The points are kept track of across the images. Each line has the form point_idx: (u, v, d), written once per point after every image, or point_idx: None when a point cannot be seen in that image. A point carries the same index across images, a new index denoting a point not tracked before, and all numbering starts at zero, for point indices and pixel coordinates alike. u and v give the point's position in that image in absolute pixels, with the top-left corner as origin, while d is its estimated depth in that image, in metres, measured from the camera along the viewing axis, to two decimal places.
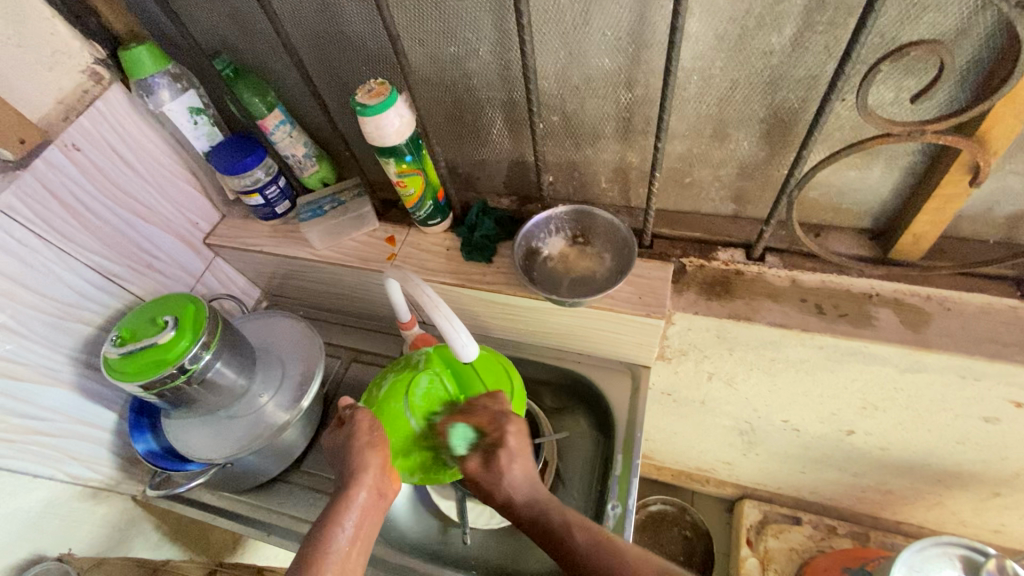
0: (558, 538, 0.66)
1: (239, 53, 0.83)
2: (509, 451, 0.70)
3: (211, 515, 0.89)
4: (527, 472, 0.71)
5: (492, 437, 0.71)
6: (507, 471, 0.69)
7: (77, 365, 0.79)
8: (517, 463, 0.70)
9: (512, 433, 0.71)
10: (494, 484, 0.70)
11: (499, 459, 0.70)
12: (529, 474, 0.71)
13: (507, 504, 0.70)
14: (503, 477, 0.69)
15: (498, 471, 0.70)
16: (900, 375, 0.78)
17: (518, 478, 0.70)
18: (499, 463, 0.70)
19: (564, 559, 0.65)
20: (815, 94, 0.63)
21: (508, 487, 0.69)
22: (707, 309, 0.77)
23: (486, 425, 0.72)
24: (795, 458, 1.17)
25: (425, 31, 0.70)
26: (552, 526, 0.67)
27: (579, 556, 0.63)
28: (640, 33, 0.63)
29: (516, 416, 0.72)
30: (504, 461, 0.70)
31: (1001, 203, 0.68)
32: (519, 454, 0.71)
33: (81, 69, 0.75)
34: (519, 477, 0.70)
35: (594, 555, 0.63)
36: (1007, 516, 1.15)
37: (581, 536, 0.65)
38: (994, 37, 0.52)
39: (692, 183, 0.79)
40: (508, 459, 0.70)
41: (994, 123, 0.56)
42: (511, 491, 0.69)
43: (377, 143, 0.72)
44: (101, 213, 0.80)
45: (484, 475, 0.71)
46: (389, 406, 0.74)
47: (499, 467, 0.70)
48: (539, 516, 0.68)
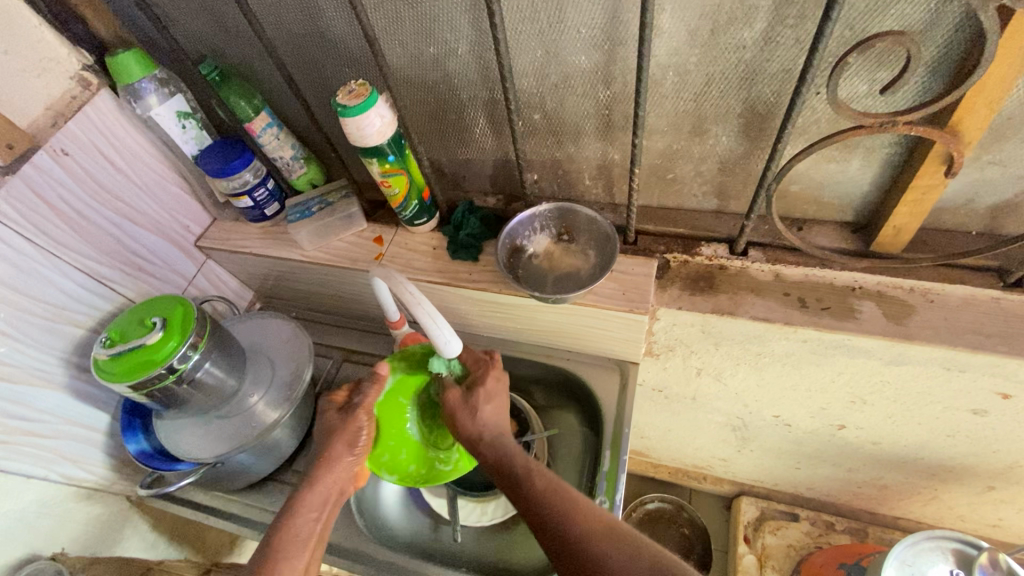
0: (515, 477, 0.65)
1: (224, 57, 0.84)
2: (488, 390, 0.72)
3: (204, 515, 0.90)
4: (498, 414, 0.71)
5: (475, 375, 0.73)
6: (481, 408, 0.70)
7: (69, 367, 0.80)
8: (490, 403, 0.71)
9: (493, 378, 0.73)
10: (465, 416, 0.71)
11: (477, 394, 0.71)
12: (501, 417, 0.71)
13: (471, 439, 0.69)
14: (473, 415, 0.70)
15: (472, 404, 0.71)
16: (885, 368, 0.77)
17: (489, 417, 0.70)
18: (475, 399, 0.71)
19: (518, 499, 0.63)
20: (789, 88, 0.63)
21: (477, 421, 0.70)
22: (691, 304, 0.77)
23: (473, 367, 0.74)
24: (789, 454, 1.17)
25: (405, 32, 0.71)
26: (511, 467, 0.66)
27: (532, 497, 0.62)
28: (614, 30, 0.63)
29: (499, 366, 0.74)
30: (480, 397, 0.71)
31: (981, 194, 0.68)
32: (494, 396, 0.72)
33: (69, 75, 0.77)
34: (491, 416, 0.71)
35: (544, 493, 0.62)
36: (1003, 509, 1.14)
37: (537, 481, 0.63)
38: (962, 27, 0.52)
39: (675, 179, 0.79)
40: (484, 397, 0.71)
41: (966, 113, 0.56)
42: (478, 427, 0.69)
43: (359, 143, 0.73)
44: (91, 217, 0.81)
45: (457, 406, 0.71)
46: (390, 401, 0.75)
47: (475, 399, 0.71)
48: (503, 452, 0.67)
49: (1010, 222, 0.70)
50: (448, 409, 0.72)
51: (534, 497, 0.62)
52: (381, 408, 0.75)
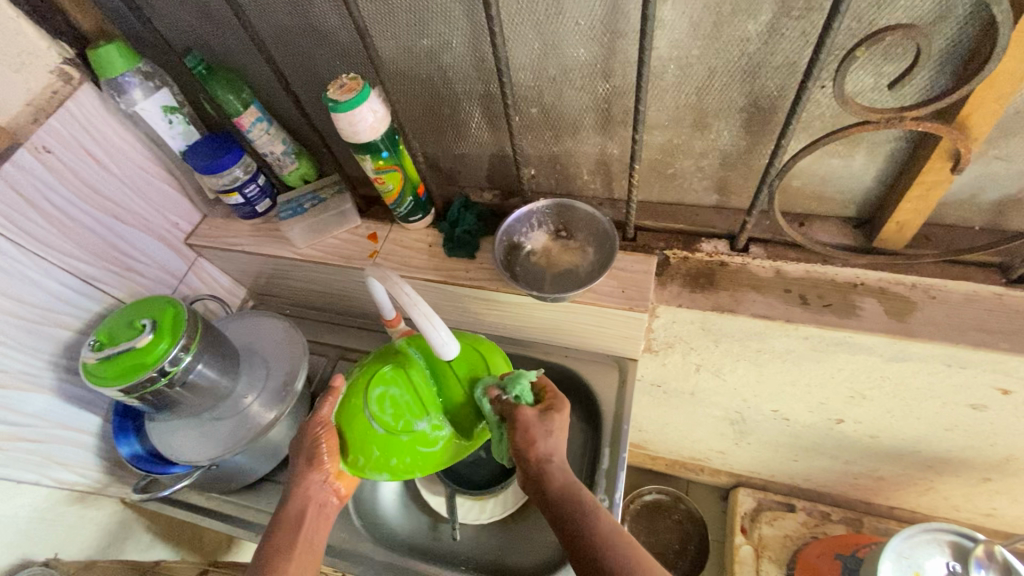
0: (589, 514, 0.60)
1: (210, 49, 0.82)
2: (565, 418, 0.67)
3: (200, 516, 0.89)
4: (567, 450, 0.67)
5: (553, 401, 0.68)
6: (558, 434, 0.66)
7: (58, 370, 0.78)
8: (565, 435, 0.67)
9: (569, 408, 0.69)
10: (541, 436, 0.65)
11: (554, 420, 0.66)
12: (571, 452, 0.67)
13: (544, 459, 0.64)
14: (548, 436, 0.65)
15: (552, 428, 0.65)
16: (886, 364, 0.77)
17: (564, 448, 0.66)
18: (554, 423, 0.66)
19: (586, 539, 0.59)
20: (794, 81, 0.61)
21: (551, 443, 0.65)
22: (691, 301, 0.76)
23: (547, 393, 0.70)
24: (787, 447, 1.17)
25: (398, 25, 0.69)
26: (587, 503, 0.61)
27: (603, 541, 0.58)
28: (615, 22, 0.61)
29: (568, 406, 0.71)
30: (559, 422, 0.66)
31: (985, 189, 0.67)
32: (567, 432, 0.67)
33: (50, 68, 0.74)
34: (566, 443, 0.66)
35: (615, 543, 0.58)
36: (998, 500, 1.15)
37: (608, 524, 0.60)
38: (973, 20, 0.51)
39: (675, 174, 0.78)
40: (563, 425, 0.67)
41: (974, 108, 0.54)
42: (555, 452, 0.65)
43: (351, 140, 0.71)
44: (76, 217, 0.79)
45: (534, 424, 0.66)
46: (349, 404, 0.71)
47: (554, 424, 0.66)
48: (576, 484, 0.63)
49: (1014, 217, 0.69)
50: (513, 422, 0.67)
51: (607, 543, 0.58)
52: (340, 415, 0.72)
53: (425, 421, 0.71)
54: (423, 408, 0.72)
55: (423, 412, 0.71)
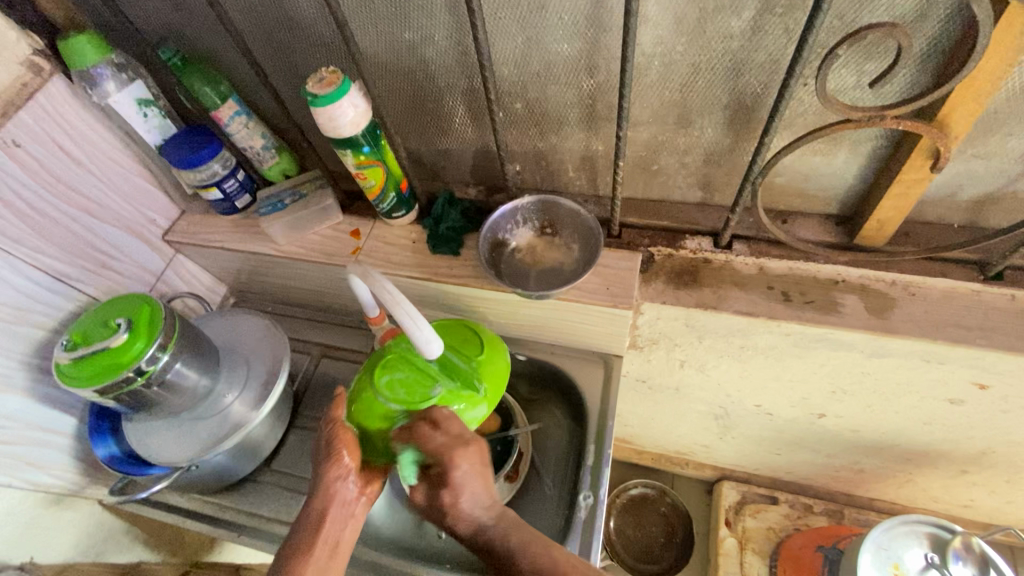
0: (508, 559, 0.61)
1: (186, 41, 0.80)
2: (459, 478, 0.63)
3: (180, 517, 0.87)
4: (476, 502, 0.64)
5: (442, 466, 0.64)
6: (453, 506, 0.64)
7: (30, 370, 0.76)
8: (464, 495, 0.63)
9: (462, 464, 0.63)
10: (440, 515, 0.65)
11: (447, 491, 0.64)
12: (482, 504, 0.64)
13: (453, 528, 0.64)
14: (451, 507, 0.64)
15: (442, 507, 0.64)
16: (866, 360, 0.78)
17: (469, 510, 0.63)
18: (445, 499, 0.64)
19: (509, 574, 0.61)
20: (777, 79, 0.61)
21: (454, 516, 0.64)
22: (676, 298, 0.77)
23: (433, 454, 0.64)
24: (770, 441, 1.19)
25: (379, 18, 0.67)
26: (499, 552, 0.61)
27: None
28: (599, 17, 0.60)
29: (469, 443, 0.64)
30: (450, 498, 0.63)
31: (964, 187, 0.68)
32: (466, 488, 0.63)
33: (19, 60, 0.71)
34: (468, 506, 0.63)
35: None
36: (975, 491, 1.17)
37: (525, 562, 0.60)
38: (953, 18, 0.51)
39: (660, 170, 0.77)
40: (451, 495, 0.63)
41: (954, 107, 0.55)
42: (457, 525, 0.64)
43: (332, 134, 0.70)
44: (49, 213, 0.76)
45: (428, 509, 0.66)
46: (360, 400, 0.72)
47: (445, 498, 0.64)
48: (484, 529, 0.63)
49: (991, 215, 0.70)
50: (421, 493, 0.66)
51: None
52: (354, 413, 0.72)
53: (440, 385, 0.72)
54: (434, 376, 0.72)
55: (433, 379, 0.72)
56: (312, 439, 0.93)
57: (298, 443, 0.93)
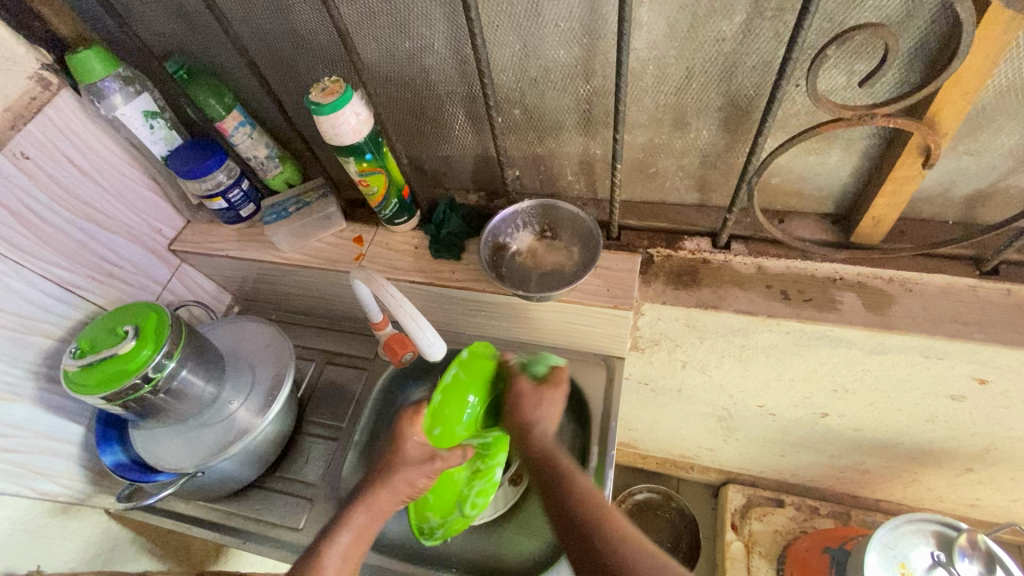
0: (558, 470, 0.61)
1: (192, 54, 0.82)
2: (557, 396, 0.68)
3: (186, 524, 0.88)
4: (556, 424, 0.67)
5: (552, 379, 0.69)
6: (547, 408, 0.67)
7: (38, 379, 0.77)
8: (552, 409, 0.67)
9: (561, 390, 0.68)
10: (533, 404, 0.67)
11: (545, 394, 0.67)
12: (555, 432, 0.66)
13: (530, 426, 0.66)
14: (536, 408, 0.67)
15: (540, 400, 0.67)
16: (866, 358, 0.78)
17: (548, 421, 0.66)
18: (548, 397, 0.67)
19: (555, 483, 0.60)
20: (769, 81, 0.62)
21: (539, 414, 0.66)
22: (675, 298, 0.77)
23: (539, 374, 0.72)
24: (774, 442, 1.19)
25: (379, 28, 0.69)
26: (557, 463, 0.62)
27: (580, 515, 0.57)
28: (593, 23, 0.62)
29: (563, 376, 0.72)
30: (548, 402, 0.67)
31: (957, 184, 0.69)
32: (556, 406, 0.68)
33: (28, 74, 0.72)
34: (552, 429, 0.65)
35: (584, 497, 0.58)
36: (980, 490, 1.17)
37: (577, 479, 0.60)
38: (938, 18, 0.52)
39: (657, 173, 0.78)
40: (551, 400, 0.67)
41: (942, 105, 0.56)
42: (538, 423, 0.66)
43: (334, 142, 0.71)
44: (57, 224, 0.78)
45: (529, 393, 0.68)
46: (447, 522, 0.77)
47: (545, 396, 0.67)
48: (556, 453, 0.63)
49: (985, 212, 0.71)
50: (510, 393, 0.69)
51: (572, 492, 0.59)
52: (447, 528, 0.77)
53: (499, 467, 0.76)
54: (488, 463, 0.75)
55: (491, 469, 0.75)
56: (316, 444, 0.93)
57: (303, 449, 0.93)
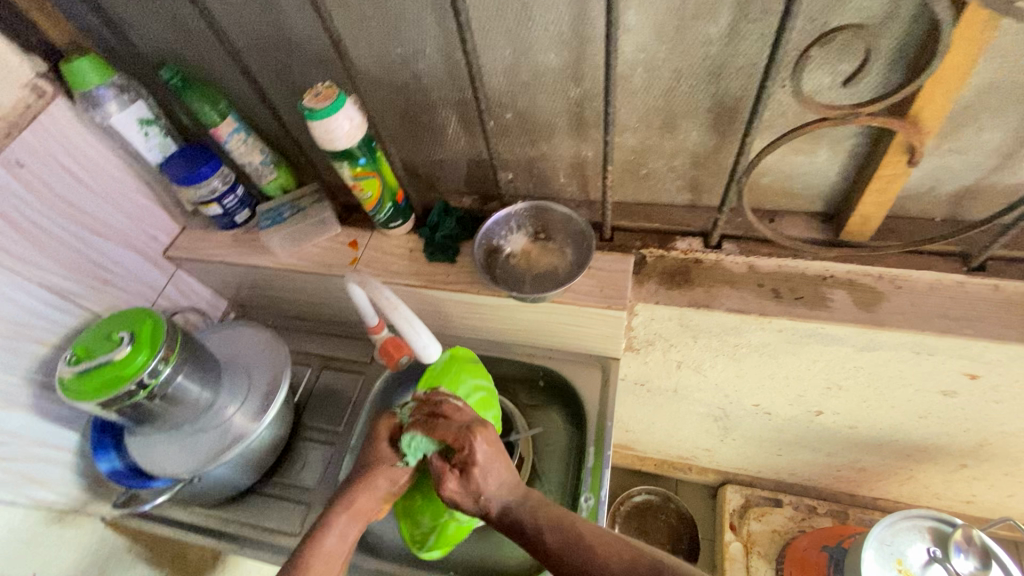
0: (528, 536, 0.63)
1: (186, 61, 0.82)
2: (481, 465, 0.66)
3: (182, 531, 0.88)
4: (502, 481, 0.66)
5: (464, 453, 0.66)
6: (484, 488, 0.66)
7: (33, 386, 0.78)
8: (492, 476, 0.66)
9: (483, 445, 0.66)
10: (471, 500, 0.66)
11: (474, 477, 0.65)
12: (508, 482, 0.67)
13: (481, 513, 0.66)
14: (481, 490, 0.66)
15: (473, 489, 0.65)
16: (858, 354, 0.79)
17: (496, 490, 0.66)
18: (475, 478, 0.65)
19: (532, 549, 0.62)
20: (755, 82, 0.63)
21: (486, 497, 0.66)
22: (668, 298, 0.78)
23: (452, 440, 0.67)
24: (770, 442, 1.19)
25: (371, 34, 0.70)
26: (522, 522, 0.64)
27: (551, 551, 0.61)
28: (581, 27, 0.63)
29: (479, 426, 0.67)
30: (479, 480, 0.65)
31: (943, 181, 0.70)
32: (494, 467, 0.66)
33: (22, 83, 0.73)
34: (495, 481, 0.66)
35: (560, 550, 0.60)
36: (976, 486, 1.17)
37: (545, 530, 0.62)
38: (918, 20, 0.53)
39: (648, 174, 0.79)
40: (483, 473, 0.65)
41: (925, 103, 0.57)
42: (488, 505, 0.66)
43: (328, 147, 0.72)
44: (52, 231, 0.78)
45: (461, 491, 0.66)
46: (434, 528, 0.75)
47: (473, 477, 0.65)
48: (514, 510, 0.65)
49: (972, 208, 0.72)
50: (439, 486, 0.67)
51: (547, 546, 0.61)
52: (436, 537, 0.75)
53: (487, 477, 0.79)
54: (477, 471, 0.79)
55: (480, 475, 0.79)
56: (313, 449, 0.93)
57: (300, 454, 0.93)
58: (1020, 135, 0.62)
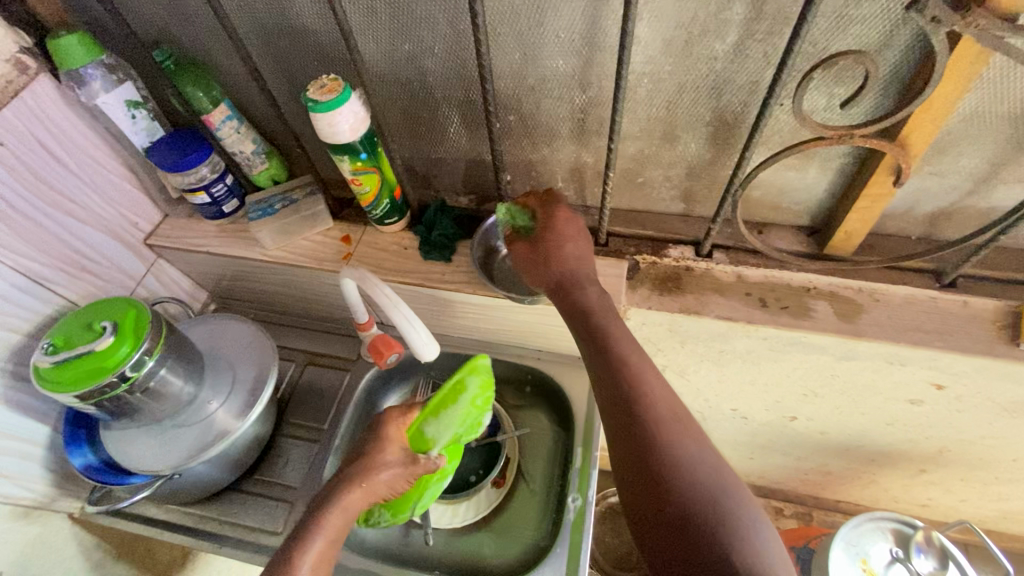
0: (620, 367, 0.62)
1: (181, 45, 0.80)
2: (572, 231, 0.73)
3: (157, 530, 0.85)
4: (580, 254, 0.72)
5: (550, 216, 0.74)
6: (563, 250, 0.72)
7: (4, 377, 0.74)
8: (571, 245, 0.72)
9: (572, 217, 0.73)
10: (547, 259, 0.72)
11: (557, 239, 0.72)
12: (582, 257, 0.72)
13: (555, 280, 0.71)
14: (558, 254, 0.72)
15: (555, 247, 0.72)
16: (836, 363, 0.83)
17: (571, 256, 0.72)
18: (556, 237, 0.72)
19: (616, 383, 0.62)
20: (755, 100, 0.66)
21: (563, 255, 0.72)
22: (661, 303, 0.80)
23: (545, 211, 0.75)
24: (743, 445, 1.23)
25: (380, 29, 0.69)
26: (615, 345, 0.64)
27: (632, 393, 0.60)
28: (593, 35, 0.64)
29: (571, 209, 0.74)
30: (563, 239, 0.72)
31: (920, 203, 0.74)
32: (577, 241, 0.73)
33: (4, 56, 0.69)
34: (596, 296, 0.69)
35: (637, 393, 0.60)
36: (931, 490, 1.24)
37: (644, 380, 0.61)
38: (912, 50, 0.56)
39: (644, 183, 0.81)
40: (567, 239, 0.72)
41: (914, 128, 0.60)
42: (563, 263, 0.71)
43: (331, 140, 0.71)
44: (27, 213, 0.74)
45: (539, 250, 0.73)
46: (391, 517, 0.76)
47: (558, 236, 0.72)
48: (611, 333, 0.65)
49: (945, 228, 0.77)
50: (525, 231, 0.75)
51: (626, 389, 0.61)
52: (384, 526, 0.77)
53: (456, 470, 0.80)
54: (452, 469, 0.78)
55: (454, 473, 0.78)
56: (296, 446, 0.92)
57: (283, 451, 0.91)
58: (995, 162, 0.67)
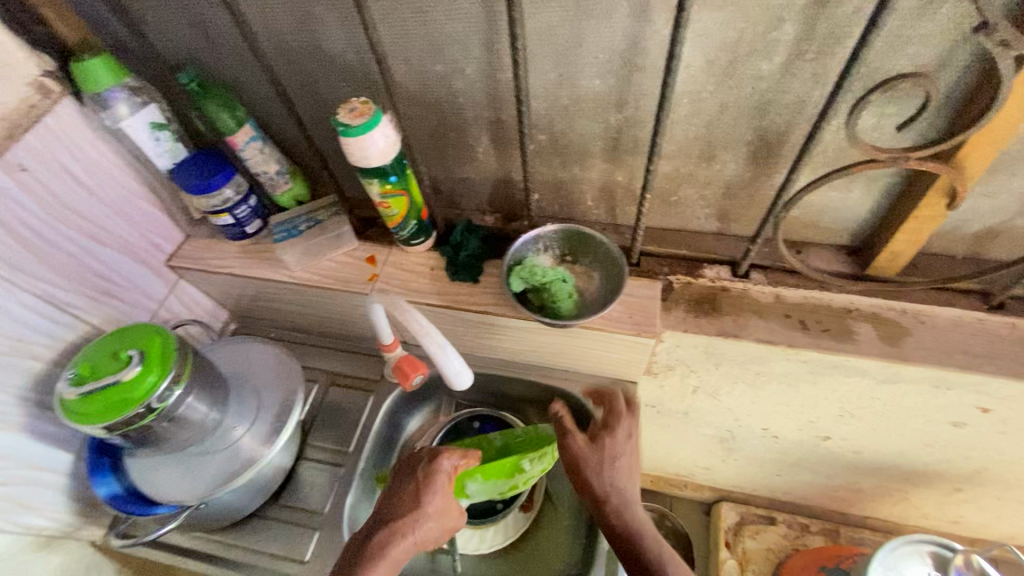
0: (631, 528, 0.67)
1: (205, 66, 0.79)
2: (623, 451, 0.71)
3: (182, 558, 0.83)
4: (626, 483, 0.70)
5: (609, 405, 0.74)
6: (612, 458, 0.70)
7: (27, 406, 0.73)
8: (622, 461, 0.71)
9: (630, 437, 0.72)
10: (593, 465, 0.70)
11: (606, 448, 0.71)
12: (628, 475, 0.71)
13: (598, 473, 0.70)
14: (608, 468, 0.70)
15: (603, 454, 0.71)
16: (877, 386, 0.80)
17: (620, 476, 0.70)
18: (608, 448, 0.71)
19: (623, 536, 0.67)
20: (801, 119, 0.64)
21: (607, 479, 0.70)
22: (697, 326, 0.78)
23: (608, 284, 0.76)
24: (771, 462, 1.20)
25: (412, 50, 0.68)
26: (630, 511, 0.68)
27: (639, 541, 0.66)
28: (633, 55, 0.62)
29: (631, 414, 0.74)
30: (612, 460, 0.70)
31: (969, 223, 0.71)
32: (626, 462, 0.71)
33: (27, 81, 0.69)
34: (624, 469, 0.70)
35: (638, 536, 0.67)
36: (966, 508, 1.21)
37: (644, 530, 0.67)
38: (972, 70, 0.54)
39: (678, 202, 0.79)
40: (615, 457, 0.71)
41: (972, 149, 0.58)
42: (609, 490, 0.69)
43: (360, 163, 0.69)
44: (51, 239, 0.73)
45: (587, 454, 0.71)
46: None
47: (604, 447, 0.71)
48: (627, 506, 0.69)
49: (993, 248, 0.74)
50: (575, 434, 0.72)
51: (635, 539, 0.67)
52: None
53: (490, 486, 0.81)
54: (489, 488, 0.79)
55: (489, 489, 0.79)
56: (320, 470, 0.90)
57: (307, 475, 0.89)
58: None
